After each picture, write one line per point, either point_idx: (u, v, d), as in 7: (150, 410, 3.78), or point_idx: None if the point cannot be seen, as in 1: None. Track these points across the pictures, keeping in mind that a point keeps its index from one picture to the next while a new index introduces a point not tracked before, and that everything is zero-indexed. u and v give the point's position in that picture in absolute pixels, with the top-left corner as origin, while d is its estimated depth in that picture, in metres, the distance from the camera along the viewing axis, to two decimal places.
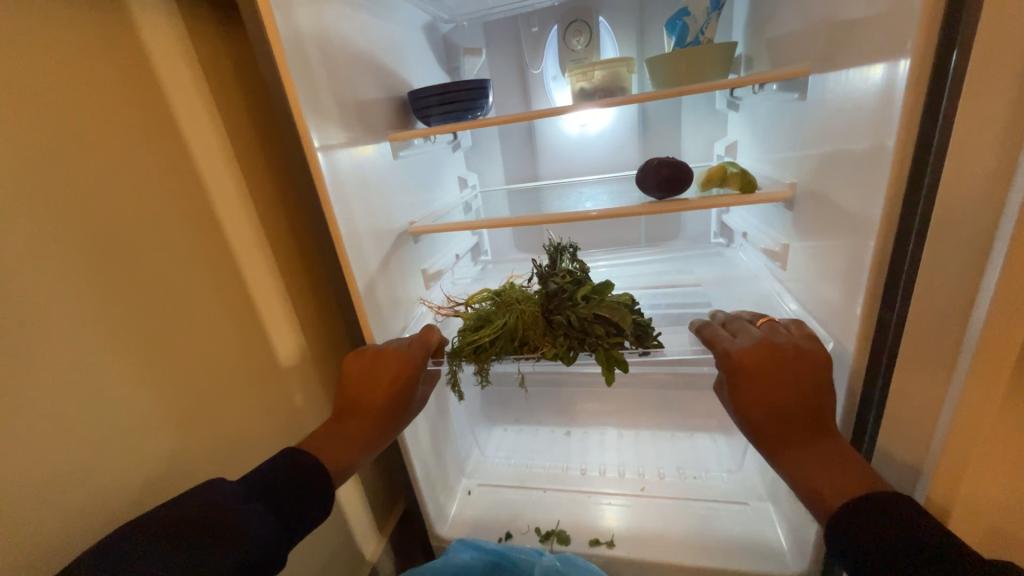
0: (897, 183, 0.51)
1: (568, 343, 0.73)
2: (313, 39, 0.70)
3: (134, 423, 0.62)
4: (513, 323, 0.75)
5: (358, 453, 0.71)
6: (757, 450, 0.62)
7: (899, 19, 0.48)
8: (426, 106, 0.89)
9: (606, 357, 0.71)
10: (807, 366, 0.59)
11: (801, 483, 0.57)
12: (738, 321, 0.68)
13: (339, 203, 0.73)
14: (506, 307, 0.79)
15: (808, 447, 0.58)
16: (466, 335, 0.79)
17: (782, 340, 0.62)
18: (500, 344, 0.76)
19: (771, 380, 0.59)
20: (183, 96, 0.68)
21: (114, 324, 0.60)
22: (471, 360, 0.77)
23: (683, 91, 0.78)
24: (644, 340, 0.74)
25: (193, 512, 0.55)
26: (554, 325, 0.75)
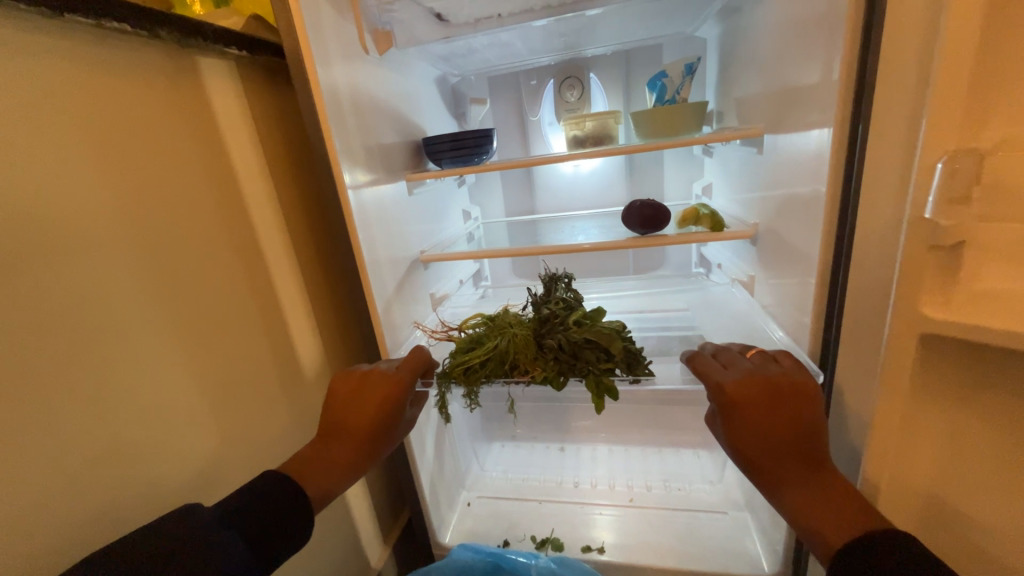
0: (830, 224, 0.63)
1: (558, 368, 0.83)
2: (347, 94, 0.83)
3: (182, 422, 0.70)
4: (505, 346, 0.84)
5: (338, 479, 0.73)
6: (756, 483, 0.65)
7: (825, 100, 0.62)
8: (438, 150, 1.01)
9: (596, 384, 0.80)
10: (797, 401, 0.62)
11: (801, 520, 0.59)
12: (729, 352, 0.71)
13: (364, 234, 0.84)
14: (499, 330, 0.87)
15: (805, 482, 0.60)
16: (457, 357, 0.87)
17: (772, 373, 0.65)
18: (490, 366, 0.84)
19: (762, 413, 0.62)
20: (236, 141, 0.80)
21: (172, 334, 0.69)
22: (460, 381, 0.84)
23: (662, 144, 0.91)
24: (636, 368, 0.83)
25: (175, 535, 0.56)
26: (545, 349, 0.84)
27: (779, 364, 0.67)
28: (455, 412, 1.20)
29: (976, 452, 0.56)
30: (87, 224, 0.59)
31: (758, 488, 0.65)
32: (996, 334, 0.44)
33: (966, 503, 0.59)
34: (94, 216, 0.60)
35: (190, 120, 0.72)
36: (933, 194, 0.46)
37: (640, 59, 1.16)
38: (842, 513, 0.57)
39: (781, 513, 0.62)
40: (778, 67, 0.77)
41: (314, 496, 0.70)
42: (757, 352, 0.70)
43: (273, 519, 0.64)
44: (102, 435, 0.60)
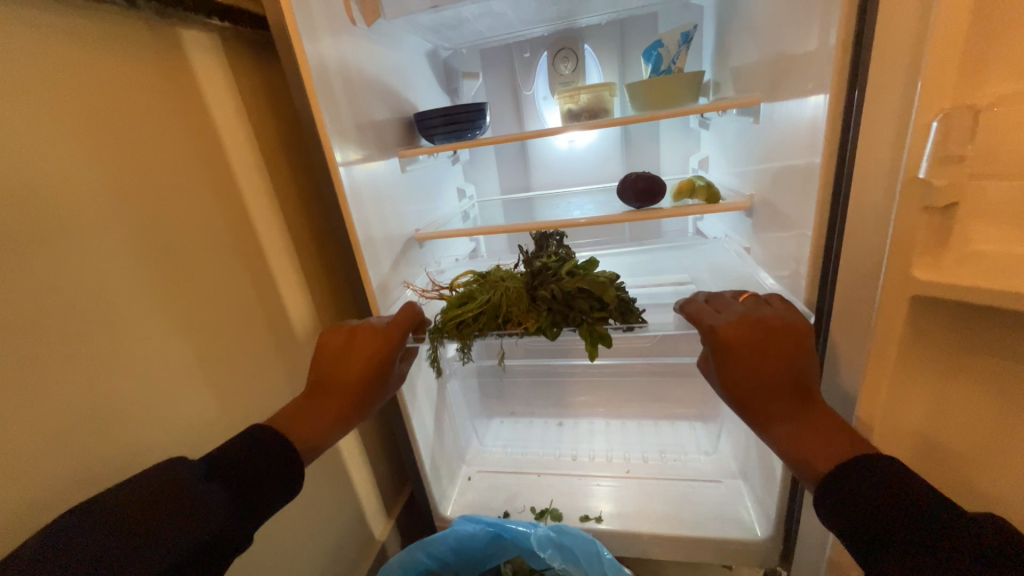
0: (825, 191, 0.63)
1: (551, 319, 0.84)
2: (335, 68, 0.81)
3: (185, 398, 0.72)
4: (496, 300, 0.86)
5: (328, 430, 0.73)
6: (749, 424, 0.66)
7: (823, 64, 0.60)
8: (430, 126, 1.00)
9: (591, 333, 0.82)
10: (789, 338, 0.63)
11: (792, 454, 0.61)
12: (721, 297, 0.72)
13: (357, 212, 0.83)
14: (491, 285, 0.89)
15: (797, 419, 0.61)
16: (450, 312, 0.90)
17: (764, 314, 0.66)
18: (483, 319, 0.87)
19: (755, 353, 0.63)
20: (223, 117, 0.78)
21: (171, 311, 0.70)
22: (453, 336, 0.88)
23: (657, 115, 0.89)
24: (628, 317, 0.84)
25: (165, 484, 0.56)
26: (537, 301, 0.85)
27: (770, 306, 0.68)
28: (453, 388, 1.21)
29: (963, 415, 0.57)
30: (79, 202, 0.59)
31: (751, 429, 0.66)
32: (983, 298, 0.44)
33: (951, 465, 0.60)
34: (86, 194, 0.60)
35: (177, 96, 0.71)
36: (928, 157, 0.46)
37: (636, 28, 1.13)
38: (839, 444, 0.58)
39: (773, 450, 0.63)
40: (775, 33, 0.76)
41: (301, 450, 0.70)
42: (749, 297, 0.70)
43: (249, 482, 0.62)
44: (105, 411, 0.61)
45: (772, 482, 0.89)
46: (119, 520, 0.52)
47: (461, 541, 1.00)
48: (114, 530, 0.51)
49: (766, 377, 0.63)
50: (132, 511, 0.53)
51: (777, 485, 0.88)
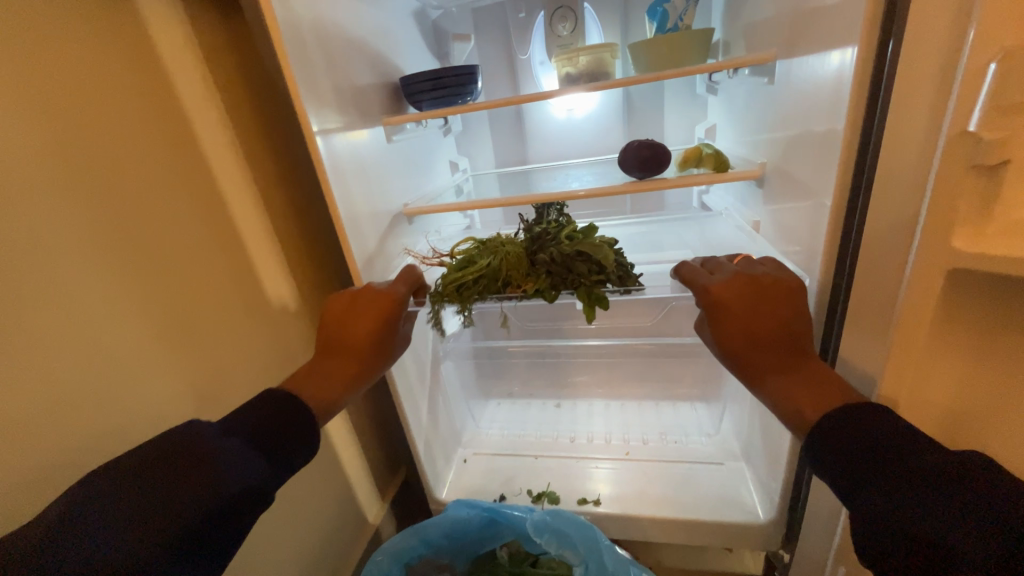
0: (848, 157, 0.57)
1: (551, 282, 0.83)
2: (309, 25, 0.73)
3: (155, 387, 0.67)
4: (496, 265, 0.84)
5: (339, 390, 0.73)
6: (742, 381, 0.66)
7: (851, 10, 0.53)
8: (417, 92, 0.93)
9: (588, 295, 0.82)
10: (780, 291, 0.64)
11: (783, 407, 0.61)
12: (715, 260, 0.73)
13: (338, 185, 0.77)
14: (491, 250, 0.87)
15: (789, 373, 0.62)
16: (450, 275, 0.87)
17: (757, 273, 0.66)
18: (483, 283, 0.85)
19: (748, 309, 0.64)
20: (185, 80, 0.71)
21: (135, 295, 0.65)
22: (454, 299, 0.85)
23: (662, 77, 0.82)
24: (626, 281, 0.84)
25: (174, 446, 0.54)
26: (537, 265, 0.85)
27: (763, 267, 0.69)
28: (448, 371, 1.18)
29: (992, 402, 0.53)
30: (23, 176, 0.53)
31: (744, 386, 0.66)
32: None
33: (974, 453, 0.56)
34: (31, 166, 0.54)
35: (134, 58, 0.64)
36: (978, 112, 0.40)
37: None
38: (827, 394, 0.59)
39: (765, 406, 0.64)
40: None
41: (316, 411, 0.70)
42: (742, 259, 0.72)
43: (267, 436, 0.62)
44: (68, 403, 0.57)
45: (776, 466, 0.86)
46: (116, 496, 0.49)
47: (455, 526, 0.99)
48: (112, 507, 0.48)
49: (759, 332, 0.63)
50: (138, 475, 0.51)
51: (781, 470, 0.85)
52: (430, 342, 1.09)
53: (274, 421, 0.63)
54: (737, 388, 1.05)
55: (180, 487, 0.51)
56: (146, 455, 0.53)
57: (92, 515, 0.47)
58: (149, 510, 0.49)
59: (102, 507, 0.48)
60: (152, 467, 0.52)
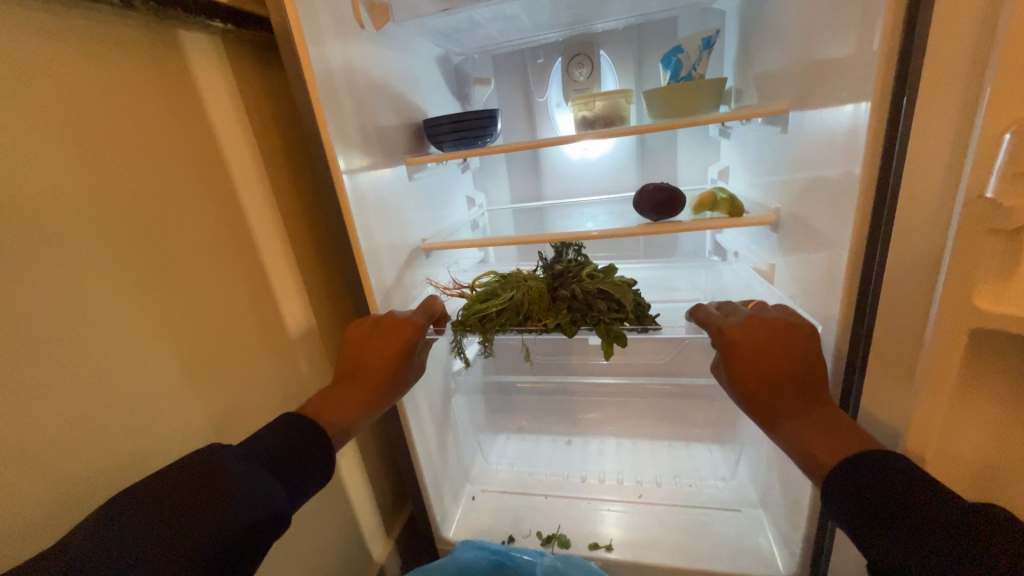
0: (863, 207, 0.58)
1: (571, 317, 0.84)
2: (341, 72, 0.77)
3: (167, 415, 0.67)
4: (520, 298, 0.87)
5: (355, 414, 0.75)
6: (758, 426, 0.64)
7: (864, 69, 0.55)
8: (439, 133, 0.97)
9: (607, 332, 0.82)
10: (797, 337, 0.64)
11: (800, 451, 0.59)
12: (729, 304, 0.74)
13: (360, 221, 0.80)
14: (514, 285, 0.90)
15: (806, 416, 0.60)
16: (472, 306, 0.89)
17: (770, 315, 0.67)
18: (505, 316, 0.86)
19: (761, 349, 0.63)
20: (223, 121, 0.75)
21: (156, 322, 0.66)
22: (475, 329, 0.86)
23: (677, 124, 0.84)
24: (643, 319, 0.86)
25: (197, 470, 0.55)
26: (558, 300, 0.87)
27: (777, 310, 0.70)
28: (458, 405, 1.17)
29: None
30: (64, 209, 0.56)
31: (760, 430, 0.64)
32: None
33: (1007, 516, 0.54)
34: (76, 202, 0.57)
35: (176, 100, 0.68)
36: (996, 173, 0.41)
37: (654, 34, 1.09)
38: (848, 440, 0.57)
39: (783, 451, 0.62)
40: (807, 37, 0.71)
41: (332, 434, 0.71)
42: (756, 303, 0.72)
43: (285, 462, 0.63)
44: (83, 430, 0.58)
45: (797, 517, 0.83)
46: (138, 517, 0.50)
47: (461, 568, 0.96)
48: (132, 530, 0.49)
49: (773, 374, 0.62)
50: (162, 498, 0.52)
51: (802, 522, 0.81)
52: (442, 376, 1.09)
53: (294, 446, 0.65)
54: (753, 431, 1.03)
55: (202, 509, 0.52)
56: (175, 476, 0.54)
57: (113, 537, 0.47)
58: (174, 528, 0.50)
59: (124, 528, 0.48)
60: (176, 488, 0.53)
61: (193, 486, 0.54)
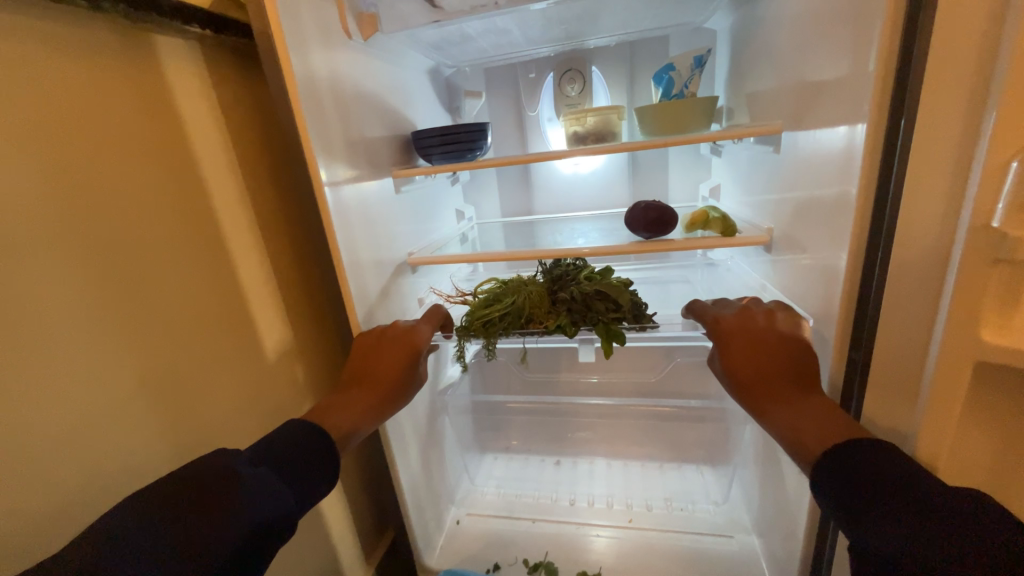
0: (860, 230, 0.57)
1: (571, 318, 0.85)
2: (327, 81, 0.75)
3: (127, 440, 0.62)
4: (521, 302, 0.88)
5: (359, 420, 0.73)
6: (749, 412, 0.66)
7: (859, 92, 0.55)
8: (428, 145, 0.94)
9: (606, 332, 0.83)
10: (786, 324, 0.67)
11: (787, 435, 0.59)
12: (726, 299, 0.78)
13: (343, 235, 0.76)
14: (514, 290, 0.91)
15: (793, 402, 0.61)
16: (476, 312, 0.90)
17: (762, 309, 0.70)
18: (508, 320, 0.88)
19: (751, 338, 0.67)
20: (203, 128, 0.72)
21: (120, 338, 0.61)
22: (481, 334, 0.88)
23: (670, 142, 0.82)
24: (641, 318, 0.86)
25: (198, 481, 0.52)
26: (558, 303, 0.89)
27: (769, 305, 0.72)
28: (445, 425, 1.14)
29: None
30: (15, 220, 0.51)
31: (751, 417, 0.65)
32: None
33: None
34: (36, 210, 0.53)
35: (149, 105, 0.65)
36: None
37: (647, 50, 1.09)
38: (833, 426, 0.56)
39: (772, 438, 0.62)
40: (799, 57, 0.70)
41: (336, 439, 0.70)
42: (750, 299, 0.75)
43: (291, 462, 0.61)
44: (29, 461, 0.52)
45: (791, 546, 0.81)
46: (137, 535, 0.47)
47: None
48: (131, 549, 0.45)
49: (763, 361, 0.65)
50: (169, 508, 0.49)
51: (796, 552, 0.79)
52: (428, 393, 1.05)
53: (299, 446, 0.63)
54: (745, 452, 1.01)
55: (208, 515, 0.50)
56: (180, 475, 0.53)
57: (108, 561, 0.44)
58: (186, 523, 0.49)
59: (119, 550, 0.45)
60: (180, 497, 0.51)
61: (197, 494, 0.51)
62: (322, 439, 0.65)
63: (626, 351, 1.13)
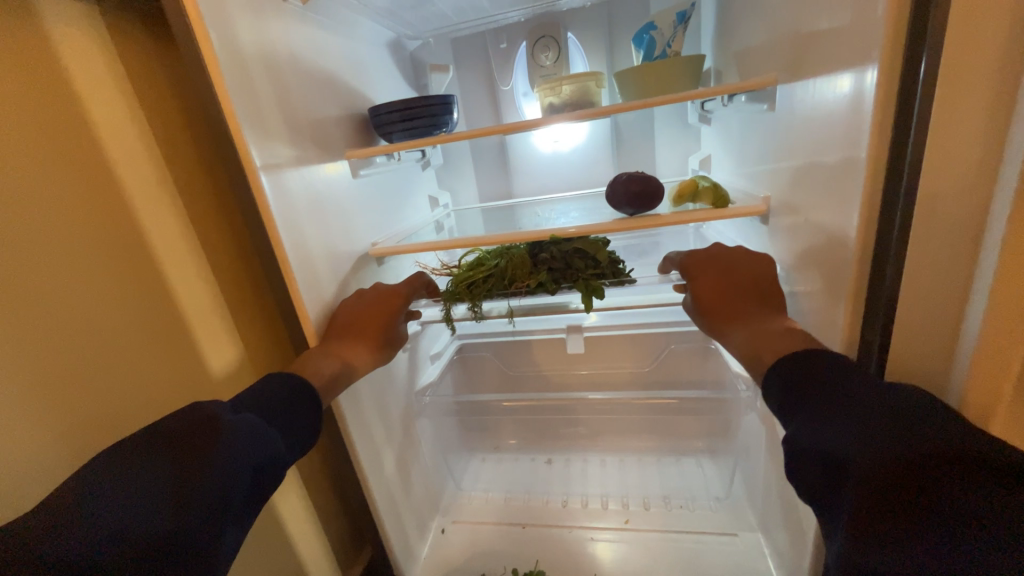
0: (871, 197, 0.48)
1: (552, 276, 0.81)
2: (257, 51, 0.66)
3: (20, 465, 0.53)
4: (503, 265, 0.84)
5: (337, 368, 0.69)
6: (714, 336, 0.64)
7: (864, 28, 0.46)
8: (386, 123, 0.86)
9: (585, 287, 0.79)
10: (761, 269, 0.66)
11: (748, 350, 0.58)
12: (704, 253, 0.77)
13: (287, 225, 0.67)
14: (499, 254, 0.88)
15: (755, 323, 0.60)
16: (458, 276, 0.86)
17: (732, 248, 0.71)
18: (491, 282, 0.84)
19: (718, 264, 0.68)
20: (116, 109, 0.63)
21: (11, 346, 0.52)
22: (464, 297, 0.84)
23: (652, 105, 0.74)
24: (619, 274, 0.83)
25: (169, 435, 0.50)
26: (538, 264, 0.84)
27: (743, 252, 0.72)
28: (424, 428, 1.05)
29: None
30: None
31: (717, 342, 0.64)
32: None
33: None
34: None
35: (32, 75, 0.54)
36: None
37: (626, 12, 1.00)
38: (793, 341, 0.55)
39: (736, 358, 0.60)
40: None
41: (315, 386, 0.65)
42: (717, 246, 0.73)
43: (272, 408, 0.59)
44: None
45: (801, 546, 0.73)
46: (113, 490, 0.44)
47: None
48: (103, 505, 0.43)
49: (728, 286, 0.65)
50: (142, 462, 0.47)
51: (806, 554, 0.72)
52: (402, 395, 0.97)
53: (277, 395, 0.60)
54: (747, 444, 0.94)
55: (177, 469, 0.47)
56: (135, 447, 0.48)
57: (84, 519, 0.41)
58: (157, 489, 0.45)
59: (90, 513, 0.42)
60: (156, 448, 0.48)
61: (170, 447, 0.49)
62: (301, 386, 0.62)
63: (616, 339, 1.05)
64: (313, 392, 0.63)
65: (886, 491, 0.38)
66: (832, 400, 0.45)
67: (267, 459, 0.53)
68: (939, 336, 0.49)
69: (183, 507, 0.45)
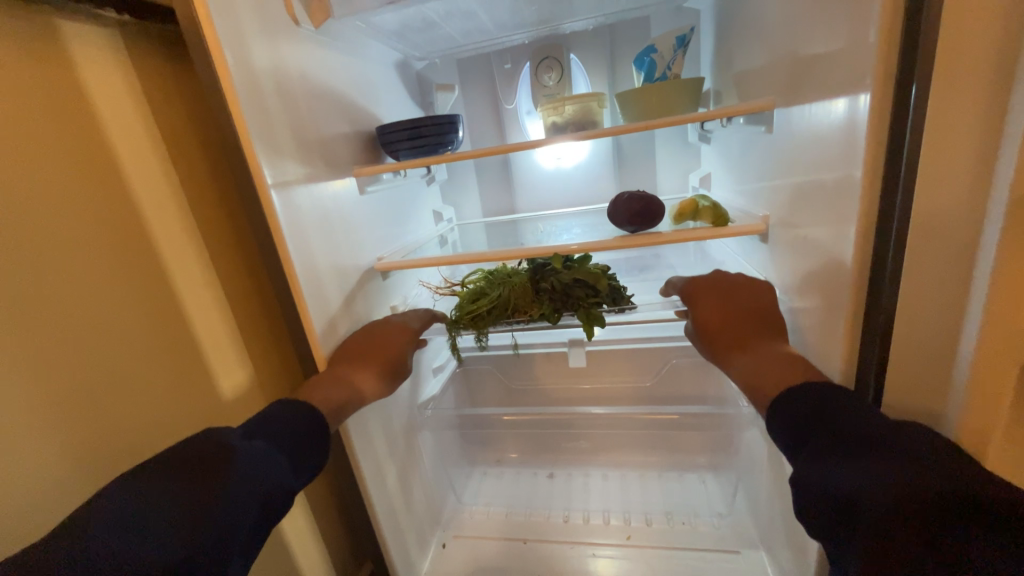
0: (867, 218, 0.50)
1: (552, 306, 0.83)
2: (271, 73, 0.68)
3: (30, 477, 0.53)
4: (506, 295, 0.84)
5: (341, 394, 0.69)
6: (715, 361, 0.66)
7: (857, 57, 0.48)
8: (393, 141, 0.88)
9: (586, 316, 0.80)
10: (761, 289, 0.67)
11: (747, 378, 0.59)
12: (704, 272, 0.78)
13: (295, 241, 0.69)
14: (500, 281, 0.88)
15: (755, 351, 0.61)
16: (463, 306, 0.87)
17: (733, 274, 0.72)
18: (496, 313, 0.84)
19: (719, 291, 0.69)
20: (135, 128, 0.65)
21: (31, 362, 0.54)
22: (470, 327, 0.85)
23: (653, 126, 0.75)
24: (619, 301, 0.84)
25: (183, 457, 0.51)
26: (540, 293, 0.85)
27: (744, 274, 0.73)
28: (426, 442, 1.06)
29: None
30: None
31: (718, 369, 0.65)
32: None
33: None
34: None
35: (57, 98, 0.57)
36: None
37: (627, 35, 1.03)
38: (792, 370, 0.56)
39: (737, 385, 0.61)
40: (789, 27, 0.63)
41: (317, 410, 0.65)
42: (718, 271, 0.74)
43: (282, 434, 0.60)
44: None
45: (803, 564, 0.73)
46: (127, 512, 0.45)
47: None
48: (118, 526, 0.43)
49: (729, 313, 0.66)
50: (157, 485, 0.48)
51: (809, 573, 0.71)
52: (405, 409, 0.97)
53: (287, 420, 0.61)
54: (749, 459, 0.94)
55: (190, 492, 0.48)
56: (150, 474, 0.49)
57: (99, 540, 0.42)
58: (169, 513, 0.46)
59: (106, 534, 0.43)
60: (171, 471, 0.50)
61: (184, 470, 0.50)
62: (309, 412, 0.64)
63: (618, 354, 1.06)
64: (320, 416, 0.64)
65: (894, 520, 0.39)
66: (840, 430, 0.45)
67: (274, 487, 0.54)
68: (937, 356, 0.50)
69: (195, 532, 0.46)
